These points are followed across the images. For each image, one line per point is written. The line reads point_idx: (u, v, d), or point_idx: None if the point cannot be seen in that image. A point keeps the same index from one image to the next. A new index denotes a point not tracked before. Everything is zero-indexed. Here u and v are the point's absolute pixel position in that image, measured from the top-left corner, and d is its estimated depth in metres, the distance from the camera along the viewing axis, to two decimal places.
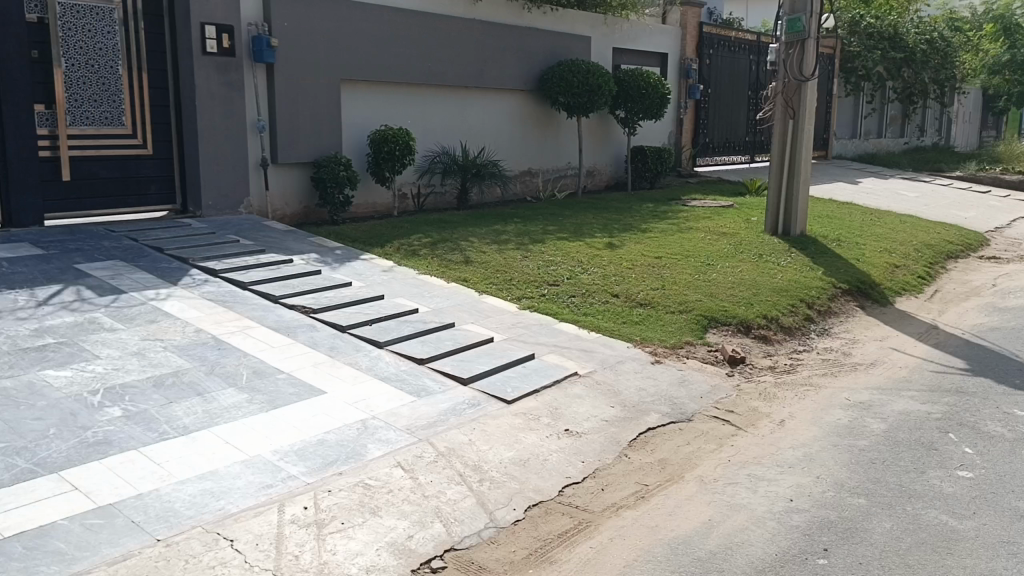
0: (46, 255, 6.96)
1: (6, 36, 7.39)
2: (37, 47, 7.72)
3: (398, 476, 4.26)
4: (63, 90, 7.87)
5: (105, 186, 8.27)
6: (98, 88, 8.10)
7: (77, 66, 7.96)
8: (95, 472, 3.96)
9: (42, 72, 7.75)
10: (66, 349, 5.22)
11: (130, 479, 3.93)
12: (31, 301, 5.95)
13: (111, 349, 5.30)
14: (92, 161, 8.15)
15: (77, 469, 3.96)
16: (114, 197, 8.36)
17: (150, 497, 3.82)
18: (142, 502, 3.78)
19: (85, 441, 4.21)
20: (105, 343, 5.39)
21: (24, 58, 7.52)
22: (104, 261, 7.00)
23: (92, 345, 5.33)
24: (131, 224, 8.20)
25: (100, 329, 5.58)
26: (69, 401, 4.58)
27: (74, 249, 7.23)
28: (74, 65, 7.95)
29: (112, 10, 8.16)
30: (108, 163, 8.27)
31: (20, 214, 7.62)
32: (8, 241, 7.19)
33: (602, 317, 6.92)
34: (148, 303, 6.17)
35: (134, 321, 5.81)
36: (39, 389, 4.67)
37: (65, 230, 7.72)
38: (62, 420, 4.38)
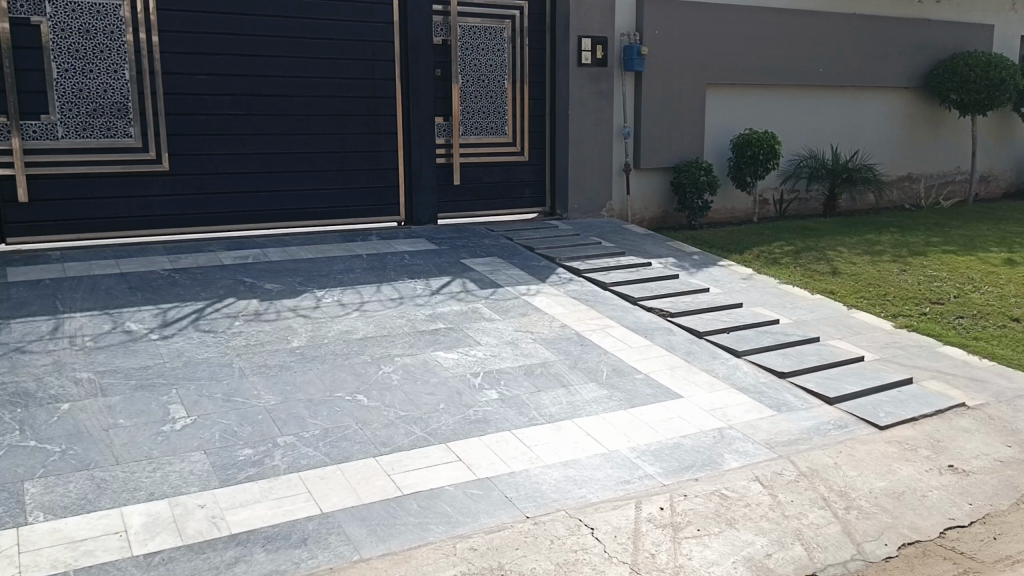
0: (439, 250, 7.88)
1: (417, 58, 8.36)
2: (441, 66, 8.57)
3: (756, 490, 4.13)
4: (459, 104, 8.69)
5: (488, 189, 9.08)
6: (486, 100, 8.86)
7: (471, 81, 8.75)
8: (476, 447, 4.38)
9: (442, 89, 8.62)
10: (453, 334, 5.86)
11: (504, 458, 4.30)
12: (427, 289, 6.78)
13: (490, 337, 5.84)
14: (479, 167, 8.95)
15: (461, 442, 4.42)
16: (495, 199, 9.14)
17: (521, 477, 4.14)
18: (514, 480, 4.11)
19: (468, 418, 4.68)
20: (485, 331, 5.95)
21: (428, 77, 8.45)
22: (485, 257, 7.74)
23: (474, 332, 5.91)
24: (507, 225, 8.96)
25: (482, 319, 6.17)
26: (456, 380, 5.13)
27: (461, 245, 8.10)
28: (469, 81, 8.74)
29: (502, 29, 8.83)
30: (491, 168, 9.03)
31: (418, 214, 8.64)
32: (410, 237, 8.27)
33: (997, 344, 6.08)
34: (521, 297, 6.70)
35: (509, 313, 6.34)
36: (432, 367, 5.30)
37: (454, 228, 8.68)
38: (450, 397, 4.91)
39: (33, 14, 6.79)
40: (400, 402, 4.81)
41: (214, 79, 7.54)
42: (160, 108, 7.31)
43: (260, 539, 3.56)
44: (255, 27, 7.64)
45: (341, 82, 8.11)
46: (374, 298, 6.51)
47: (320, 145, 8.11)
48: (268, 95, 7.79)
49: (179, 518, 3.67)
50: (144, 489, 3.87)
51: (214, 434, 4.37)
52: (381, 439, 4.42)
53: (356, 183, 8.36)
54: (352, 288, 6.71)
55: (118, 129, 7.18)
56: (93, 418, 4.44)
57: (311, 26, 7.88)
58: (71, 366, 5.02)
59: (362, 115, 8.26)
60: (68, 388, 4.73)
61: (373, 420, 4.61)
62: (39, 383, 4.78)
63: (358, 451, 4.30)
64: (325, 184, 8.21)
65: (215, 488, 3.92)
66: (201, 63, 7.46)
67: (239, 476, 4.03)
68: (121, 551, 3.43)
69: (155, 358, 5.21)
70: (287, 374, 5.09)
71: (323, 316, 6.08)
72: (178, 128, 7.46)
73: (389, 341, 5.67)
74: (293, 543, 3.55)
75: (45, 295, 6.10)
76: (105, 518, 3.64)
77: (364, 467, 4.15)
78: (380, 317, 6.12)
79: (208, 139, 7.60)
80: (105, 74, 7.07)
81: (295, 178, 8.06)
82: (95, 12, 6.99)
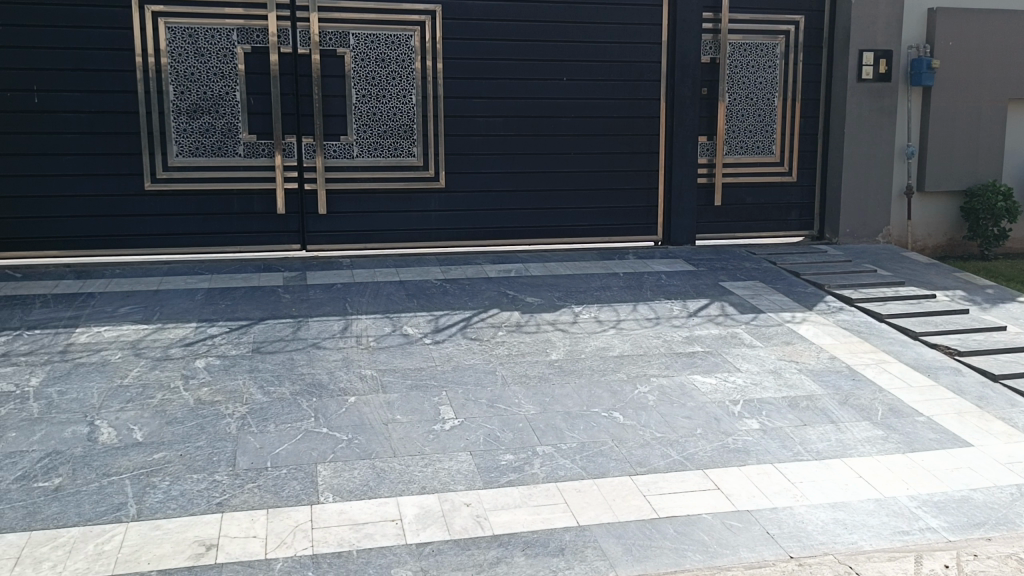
0: (697, 272, 7.75)
1: (684, 78, 8.34)
2: (708, 84, 8.48)
3: None
4: (724, 123, 8.55)
5: (750, 211, 8.79)
6: (754, 119, 8.63)
7: (739, 100, 8.56)
8: (736, 476, 4.21)
9: (708, 108, 8.53)
10: (712, 359, 5.71)
11: (766, 491, 4.10)
12: (684, 311, 6.69)
13: (751, 364, 5.62)
14: (742, 188, 8.71)
15: (720, 470, 4.27)
16: (757, 221, 8.83)
17: (784, 513, 3.92)
18: (778, 516, 3.90)
19: (727, 446, 4.52)
20: (745, 357, 5.74)
21: (695, 96, 8.39)
22: (745, 281, 7.50)
23: (734, 358, 5.72)
24: (769, 249, 8.56)
25: (742, 345, 5.97)
26: (715, 406, 4.98)
27: (720, 267, 7.92)
28: (736, 99, 8.56)
29: (775, 46, 8.56)
30: (755, 190, 8.75)
31: (677, 234, 8.61)
32: (667, 257, 8.23)
33: None
34: (784, 325, 6.39)
35: (772, 340, 6.07)
36: (689, 391, 5.19)
37: (713, 250, 8.51)
38: (708, 422, 4.77)
39: (338, 47, 7.56)
40: (656, 423, 4.75)
41: (489, 102, 7.99)
42: (440, 129, 7.88)
43: (520, 543, 3.67)
44: (529, 52, 8.00)
45: (608, 102, 8.26)
46: (631, 317, 6.53)
47: (583, 164, 8.31)
48: (537, 117, 8.12)
49: (447, 514, 3.88)
50: (417, 483, 4.14)
51: (479, 438, 4.58)
52: (637, 458, 4.37)
53: (616, 202, 8.47)
54: (609, 306, 6.78)
55: (402, 148, 7.84)
56: (375, 412, 4.84)
57: (581, 49, 8.11)
58: (357, 363, 5.54)
59: (626, 134, 8.36)
60: (354, 383, 5.22)
61: (630, 438, 4.57)
62: (331, 375, 5.32)
63: (614, 468, 4.27)
64: (586, 203, 8.40)
65: (479, 488, 4.10)
66: (478, 87, 7.94)
67: (501, 480, 4.18)
68: (397, 538, 3.69)
69: (428, 361, 5.60)
70: (546, 386, 5.24)
71: (581, 331, 6.20)
72: (455, 148, 7.99)
73: (646, 360, 5.66)
74: (551, 551, 3.61)
75: (337, 297, 6.79)
76: (384, 505, 3.94)
77: (621, 485, 4.11)
78: (636, 336, 6.12)
79: (481, 158, 8.07)
80: (395, 99, 7.73)
81: (557, 196, 8.32)
82: (390, 43, 7.66)
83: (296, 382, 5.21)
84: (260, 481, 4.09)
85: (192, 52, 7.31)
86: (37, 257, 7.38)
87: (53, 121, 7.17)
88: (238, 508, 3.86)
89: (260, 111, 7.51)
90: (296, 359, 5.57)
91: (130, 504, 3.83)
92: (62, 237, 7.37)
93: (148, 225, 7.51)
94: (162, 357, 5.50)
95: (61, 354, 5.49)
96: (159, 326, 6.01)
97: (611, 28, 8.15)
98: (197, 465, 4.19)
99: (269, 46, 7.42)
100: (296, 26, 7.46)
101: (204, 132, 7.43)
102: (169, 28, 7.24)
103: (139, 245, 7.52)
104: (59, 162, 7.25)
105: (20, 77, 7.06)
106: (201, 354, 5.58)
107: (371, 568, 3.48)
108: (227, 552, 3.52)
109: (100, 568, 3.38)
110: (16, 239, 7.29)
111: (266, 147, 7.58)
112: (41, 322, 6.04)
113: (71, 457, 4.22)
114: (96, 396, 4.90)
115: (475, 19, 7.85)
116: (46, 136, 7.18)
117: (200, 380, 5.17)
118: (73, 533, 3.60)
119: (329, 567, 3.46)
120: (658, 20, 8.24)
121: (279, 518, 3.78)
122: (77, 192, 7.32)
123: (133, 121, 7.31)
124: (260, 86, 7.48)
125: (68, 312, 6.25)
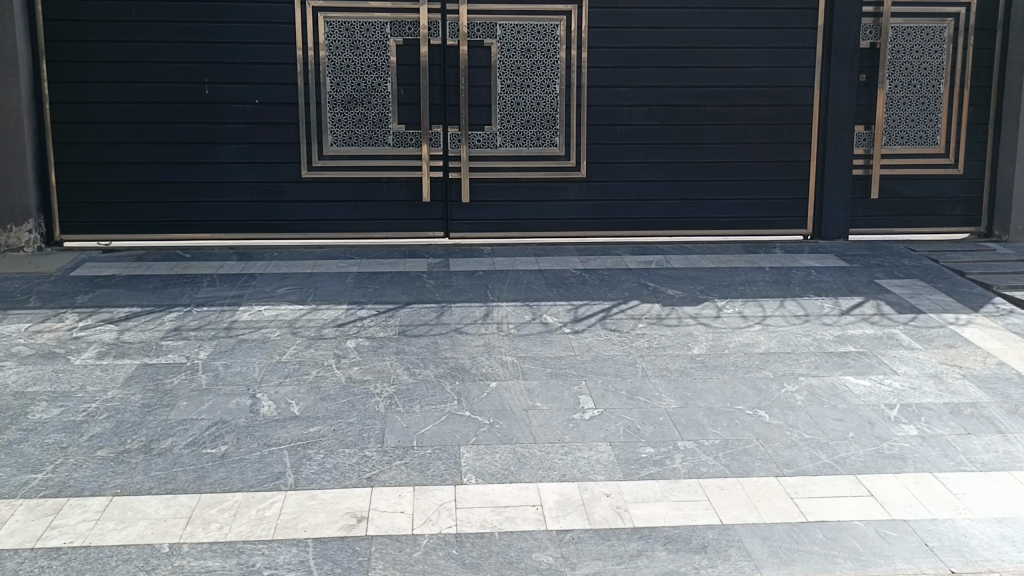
0: (850, 268, 7.44)
1: (841, 64, 7.96)
2: (867, 71, 8.09)
3: None
4: (883, 112, 8.14)
5: (909, 204, 8.33)
6: (917, 108, 8.16)
7: (900, 87, 8.11)
8: (891, 484, 3.98)
9: (866, 95, 8.14)
10: (865, 360, 5.44)
11: (924, 501, 3.85)
12: (835, 309, 6.41)
13: (909, 367, 5.32)
14: (901, 180, 8.27)
15: (874, 476, 4.05)
16: (917, 215, 8.36)
17: (946, 526, 3.67)
18: (938, 528, 3.65)
19: (882, 452, 4.29)
20: (902, 359, 5.44)
21: (852, 84, 8.00)
22: (903, 279, 7.13)
23: (891, 360, 5.43)
24: (931, 246, 8.17)
25: (899, 346, 5.66)
26: (868, 410, 4.75)
27: (874, 265, 7.57)
28: (898, 87, 8.11)
29: (942, 29, 8.06)
30: (916, 182, 8.28)
31: (827, 228, 8.27)
32: (817, 252, 7.96)
33: None
34: (946, 327, 6.01)
35: (933, 343, 5.72)
36: (841, 393, 4.97)
37: (868, 246, 8.18)
38: (861, 426, 4.56)
39: (486, 38, 7.69)
40: (805, 424, 4.58)
41: (633, 91, 7.92)
42: (582, 119, 7.88)
43: (661, 538, 3.57)
44: (676, 39, 7.86)
45: (757, 90, 7.99)
46: (777, 313, 6.32)
47: (728, 155, 8.10)
48: (682, 106, 7.97)
49: (588, 502, 3.82)
50: (557, 470, 4.12)
51: (619, 428, 4.54)
52: (784, 459, 4.21)
53: (762, 194, 8.21)
54: (754, 301, 6.59)
55: (545, 138, 7.89)
56: (516, 398, 4.91)
57: (730, 36, 7.89)
58: (498, 349, 5.64)
59: (775, 124, 8.07)
60: (495, 368, 5.32)
61: (776, 438, 4.43)
62: (473, 360, 5.44)
63: (759, 468, 4.13)
64: (731, 194, 8.18)
65: (619, 480, 4.02)
66: (622, 76, 7.88)
67: (641, 472, 4.09)
68: (538, 523, 3.66)
69: (567, 350, 5.63)
70: (688, 380, 5.16)
71: (724, 326, 6.06)
72: (598, 138, 7.97)
73: (794, 359, 5.47)
74: (693, 548, 3.50)
75: (479, 284, 6.93)
76: (525, 490, 3.93)
77: (765, 485, 3.96)
78: (783, 333, 5.92)
79: (623, 148, 8.01)
80: (540, 89, 7.79)
81: (701, 187, 8.14)
82: (536, 33, 7.71)
83: (440, 365, 5.36)
84: (407, 459, 4.20)
85: (348, 45, 7.62)
86: (204, 240, 7.92)
87: (221, 112, 7.66)
88: (387, 483, 3.96)
89: (410, 101, 7.74)
90: (440, 343, 5.73)
91: (289, 474, 4.04)
92: (226, 221, 7.87)
93: (304, 211, 7.90)
94: (316, 336, 5.79)
95: (226, 330, 5.88)
96: (313, 307, 6.33)
97: (763, 13, 7.88)
98: (349, 440, 4.38)
99: (419, 38, 7.64)
100: (445, 19, 7.64)
101: (357, 122, 7.75)
102: (327, 22, 7.56)
103: (295, 229, 7.93)
104: (225, 151, 7.73)
105: (192, 70, 7.57)
106: (352, 335, 5.83)
107: (512, 550, 3.47)
108: (375, 525, 3.62)
109: (262, 532, 3.56)
110: (186, 222, 7.84)
111: (414, 136, 7.81)
112: (208, 299, 6.49)
113: (235, 426, 4.50)
114: (257, 370, 5.22)
115: (621, 7, 7.77)
116: (215, 126, 7.68)
117: (351, 359, 5.41)
118: (238, 497, 3.82)
119: (472, 547, 3.48)
120: (814, 4, 7.89)
121: (424, 496, 3.85)
122: (240, 179, 7.80)
123: (292, 112, 7.70)
124: (410, 78, 7.70)
125: (231, 291, 6.68)
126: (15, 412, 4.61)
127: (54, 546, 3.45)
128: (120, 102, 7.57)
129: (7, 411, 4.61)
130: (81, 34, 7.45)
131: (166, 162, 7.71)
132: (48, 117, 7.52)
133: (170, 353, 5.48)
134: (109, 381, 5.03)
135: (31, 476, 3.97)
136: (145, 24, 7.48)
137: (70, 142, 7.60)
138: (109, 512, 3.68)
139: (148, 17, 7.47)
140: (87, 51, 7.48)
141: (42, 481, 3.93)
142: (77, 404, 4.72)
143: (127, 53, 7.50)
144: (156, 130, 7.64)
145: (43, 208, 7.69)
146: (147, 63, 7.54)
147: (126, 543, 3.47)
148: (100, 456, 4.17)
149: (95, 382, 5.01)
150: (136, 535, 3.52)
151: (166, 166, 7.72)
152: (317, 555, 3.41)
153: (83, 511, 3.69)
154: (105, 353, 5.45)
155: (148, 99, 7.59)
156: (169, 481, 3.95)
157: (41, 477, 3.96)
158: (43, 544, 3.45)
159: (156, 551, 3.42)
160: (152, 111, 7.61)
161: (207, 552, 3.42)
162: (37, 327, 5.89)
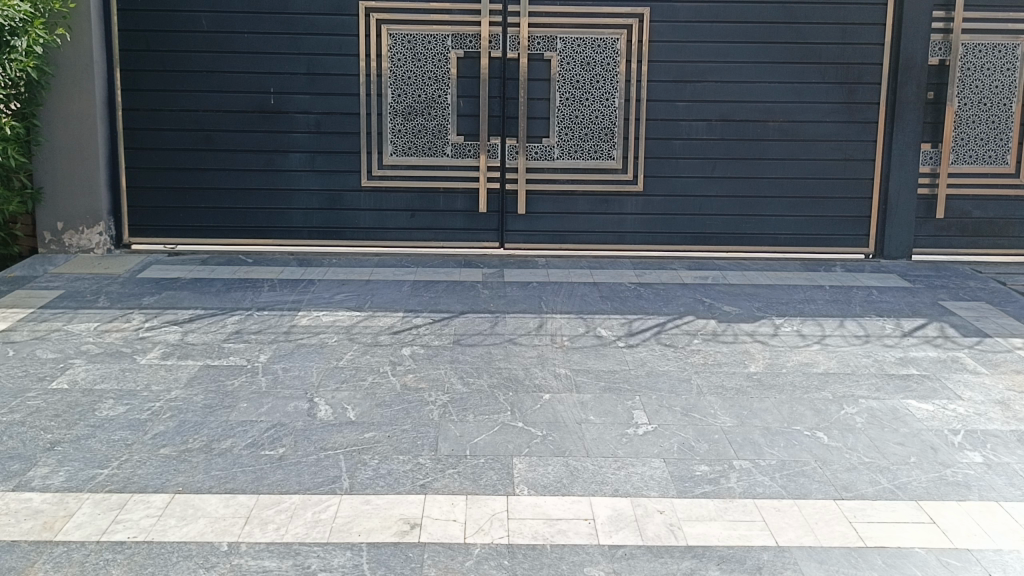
0: (914, 289, 7.28)
1: (908, 80, 7.81)
2: (935, 88, 7.93)
3: None
4: (952, 130, 7.97)
5: (976, 225, 8.14)
6: (986, 127, 7.96)
7: (970, 105, 7.92)
8: (954, 512, 3.87)
9: (933, 113, 7.97)
10: (929, 384, 5.30)
11: (989, 530, 3.72)
12: (897, 330, 6.27)
13: (975, 393, 5.16)
14: (969, 201, 8.08)
15: (935, 504, 3.94)
16: (984, 237, 8.16)
17: (1012, 558, 3.54)
18: (1003, 559, 3.53)
19: (945, 478, 4.18)
20: (967, 385, 5.29)
21: (919, 100, 7.85)
22: (970, 302, 6.94)
23: (955, 384, 5.28)
24: (999, 268, 7.97)
25: (964, 370, 5.51)
26: (931, 435, 4.63)
27: (939, 286, 7.40)
28: (967, 105, 7.93)
29: (1016, 46, 7.84)
30: (984, 203, 8.09)
31: (890, 248, 8.14)
32: (878, 271, 7.82)
33: None
34: (1013, 351, 5.84)
35: (999, 368, 5.55)
36: (903, 417, 4.85)
37: (932, 267, 8.02)
38: (923, 452, 4.44)
39: (546, 50, 7.73)
40: (865, 447, 4.49)
41: (693, 105, 7.87)
42: (642, 132, 7.88)
43: (715, 557, 3.52)
44: (737, 54, 7.80)
45: (821, 107, 7.89)
46: (837, 333, 6.21)
47: (789, 170, 8.00)
48: (743, 121, 7.90)
49: (639, 518, 3.79)
50: (610, 484, 4.10)
51: (674, 445, 4.50)
52: (843, 482, 4.13)
53: (823, 211, 8.10)
54: (814, 320, 6.49)
55: (602, 151, 7.90)
56: (568, 411, 4.90)
57: (793, 51, 7.80)
58: (552, 361, 5.64)
59: (838, 140, 7.96)
60: (549, 380, 5.32)
61: (835, 461, 4.35)
62: (527, 372, 5.45)
63: (817, 490, 4.06)
64: (791, 211, 8.09)
65: (672, 497, 3.99)
66: (682, 90, 7.85)
67: (696, 490, 4.05)
68: (590, 537, 3.65)
69: (622, 364, 5.60)
70: (745, 399, 5.09)
71: (782, 345, 5.98)
72: (656, 151, 7.96)
73: (854, 380, 5.35)
74: (747, 569, 3.45)
75: (533, 295, 6.95)
76: (578, 504, 3.91)
77: (824, 509, 3.89)
78: (843, 354, 5.81)
79: (682, 162, 7.97)
80: (599, 103, 7.81)
81: (760, 203, 8.06)
82: (597, 47, 7.73)
83: (493, 375, 5.38)
84: (460, 467, 4.23)
85: (410, 58, 7.74)
86: (266, 244, 8.09)
87: (287, 121, 7.83)
88: (440, 491, 4.00)
89: (470, 113, 7.83)
90: (494, 352, 5.77)
91: (344, 478, 4.09)
92: (288, 227, 8.04)
93: (362, 219, 8.03)
94: (373, 342, 5.87)
95: (285, 335, 5.99)
96: (370, 314, 6.42)
97: (828, 28, 7.78)
98: (403, 448, 4.41)
99: (480, 51, 7.72)
100: (506, 31, 7.70)
101: (416, 132, 7.85)
102: (390, 34, 7.69)
103: (353, 236, 8.06)
104: (289, 158, 7.90)
105: (259, 81, 7.77)
106: (407, 342, 5.90)
107: (564, 564, 3.46)
108: (428, 532, 3.65)
109: (317, 535, 3.61)
110: (250, 227, 8.03)
111: (472, 147, 7.89)
112: (269, 304, 6.62)
113: (294, 429, 4.59)
114: (315, 375, 5.31)
115: (683, 21, 7.74)
116: (280, 135, 7.86)
117: (406, 367, 5.47)
118: (294, 500, 3.89)
119: (524, 558, 3.49)
120: (881, 19, 7.77)
121: (476, 506, 3.87)
122: (302, 187, 7.96)
123: (355, 122, 7.84)
124: (471, 90, 7.79)
125: (291, 296, 6.82)
126: (83, 408, 4.76)
127: (118, 540, 3.55)
128: (190, 109, 7.80)
129: (77, 407, 4.77)
130: (155, 44, 7.70)
131: (233, 169, 7.92)
132: (121, 123, 7.79)
133: (232, 356, 5.60)
134: (173, 381, 5.17)
135: (98, 472, 4.09)
136: (215, 34, 7.70)
137: (142, 148, 7.86)
138: (170, 509, 3.78)
139: (219, 28, 7.69)
140: (159, 60, 7.73)
141: (108, 476, 4.05)
142: (142, 403, 4.85)
143: (198, 62, 7.73)
144: (224, 138, 7.85)
145: (112, 211, 7.95)
146: (217, 73, 7.75)
147: (186, 540, 3.56)
148: (162, 454, 4.28)
149: (160, 381, 5.16)
150: (196, 532, 3.61)
151: (232, 172, 7.92)
152: (371, 560, 3.45)
153: (147, 507, 3.79)
154: (168, 354, 5.60)
155: (218, 107, 7.80)
156: (229, 481, 4.04)
157: (107, 473, 4.08)
158: (108, 538, 3.56)
159: (215, 549, 3.50)
160: (221, 118, 7.82)
161: (264, 552, 3.49)
162: (105, 327, 6.08)
